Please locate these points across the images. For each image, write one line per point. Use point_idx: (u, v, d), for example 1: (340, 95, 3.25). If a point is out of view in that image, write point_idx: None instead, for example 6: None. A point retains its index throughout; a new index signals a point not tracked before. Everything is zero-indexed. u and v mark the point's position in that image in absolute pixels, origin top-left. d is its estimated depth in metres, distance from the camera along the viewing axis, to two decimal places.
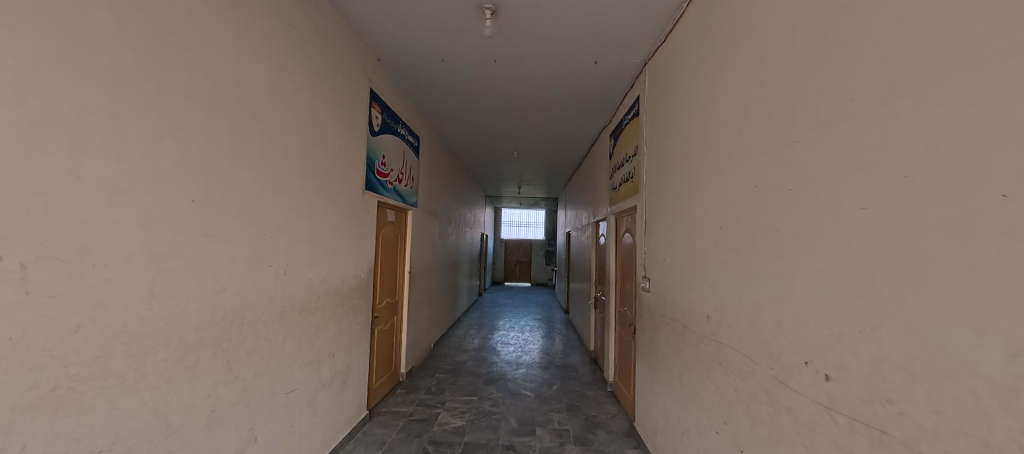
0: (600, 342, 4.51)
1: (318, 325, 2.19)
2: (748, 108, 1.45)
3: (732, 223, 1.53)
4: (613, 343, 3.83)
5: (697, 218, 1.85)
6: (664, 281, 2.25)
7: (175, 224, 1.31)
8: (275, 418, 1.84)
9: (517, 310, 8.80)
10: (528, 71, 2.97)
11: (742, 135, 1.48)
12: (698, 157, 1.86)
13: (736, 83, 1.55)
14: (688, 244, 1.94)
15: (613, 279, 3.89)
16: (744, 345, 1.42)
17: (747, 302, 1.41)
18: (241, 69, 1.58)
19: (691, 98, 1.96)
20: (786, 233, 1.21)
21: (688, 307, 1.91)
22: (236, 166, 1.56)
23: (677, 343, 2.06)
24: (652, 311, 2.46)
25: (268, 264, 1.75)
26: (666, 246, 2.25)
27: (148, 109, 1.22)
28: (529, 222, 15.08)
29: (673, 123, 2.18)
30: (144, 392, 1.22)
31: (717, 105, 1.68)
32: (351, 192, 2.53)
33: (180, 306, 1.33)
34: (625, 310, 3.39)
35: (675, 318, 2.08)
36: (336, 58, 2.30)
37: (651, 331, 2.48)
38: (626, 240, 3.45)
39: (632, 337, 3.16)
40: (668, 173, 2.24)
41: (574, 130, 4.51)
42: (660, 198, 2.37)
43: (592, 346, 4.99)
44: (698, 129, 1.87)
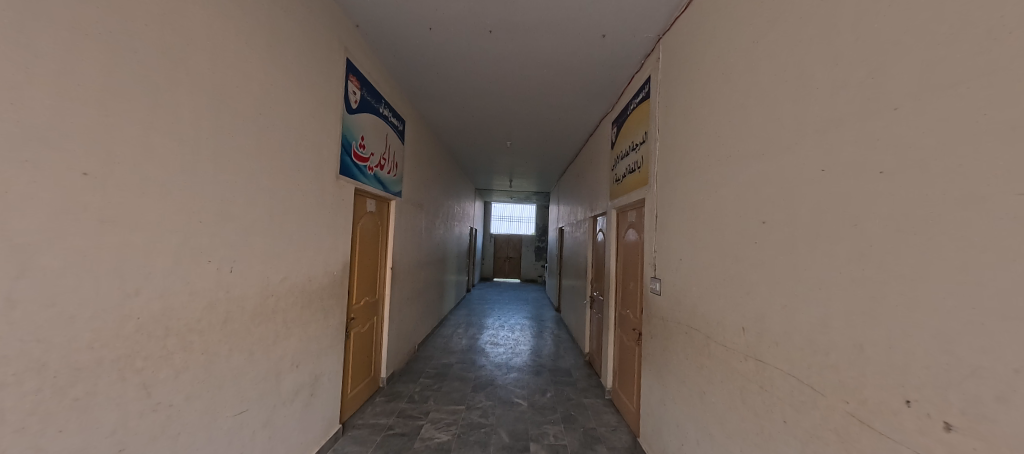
0: (596, 345, 4.26)
1: (277, 332, 1.84)
2: (810, 75, 1.18)
3: (783, 217, 1.26)
4: (612, 347, 3.57)
5: (728, 211, 1.58)
6: (680, 283, 1.99)
7: (57, 207, 0.95)
8: (216, 449, 1.49)
9: (507, 308, 8.52)
10: (528, 45, 2.65)
11: (800, 108, 1.21)
12: (731, 139, 1.59)
13: (789, 47, 1.28)
14: (715, 243, 1.67)
15: (612, 278, 3.63)
16: (798, 368, 1.16)
17: (805, 314, 1.14)
18: (171, 9, 1.23)
19: (723, 71, 1.68)
20: (871, 229, 0.94)
21: (713, 315, 1.65)
22: (161, 134, 1.21)
23: (696, 356, 1.79)
24: (663, 316, 2.19)
25: (207, 260, 1.40)
26: (683, 243, 1.98)
27: (8, 40, 0.86)
28: (519, 217, 14.79)
29: (696, 102, 1.90)
30: (2, 439, 0.87)
31: (761, 76, 1.41)
32: (321, 176, 2.18)
33: (69, 316, 0.98)
34: (628, 313, 3.13)
35: (694, 327, 1.81)
36: (303, 14, 1.94)
37: (661, 338, 2.22)
38: (629, 237, 3.18)
39: (635, 342, 2.90)
40: (688, 160, 1.97)
41: (573, 116, 4.21)
42: (676, 189, 2.10)
43: (587, 348, 4.75)
44: (732, 107, 1.59)
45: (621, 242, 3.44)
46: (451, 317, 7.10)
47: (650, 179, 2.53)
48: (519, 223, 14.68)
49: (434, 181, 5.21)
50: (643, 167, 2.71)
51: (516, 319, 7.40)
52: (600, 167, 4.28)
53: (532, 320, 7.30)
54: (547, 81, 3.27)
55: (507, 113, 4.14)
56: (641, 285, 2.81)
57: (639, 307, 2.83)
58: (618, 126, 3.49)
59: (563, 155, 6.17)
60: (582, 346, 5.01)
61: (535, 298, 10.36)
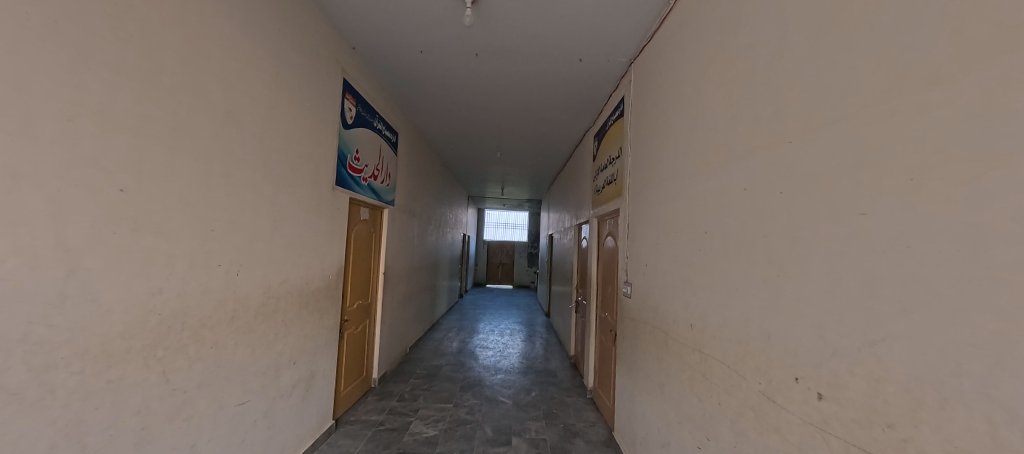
0: (581, 347, 4.45)
1: (277, 331, 2.01)
2: (738, 109, 1.39)
3: (719, 228, 1.47)
4: (593, 348, 3.77)
5: (681, 222, 1.79)
6: (646, 286, 2.20)
7: (99, 218, 1.13)
8: (223, 433, 1.66)
9: (499, 313, 8.70)
10: (513, 67, 2.88)
11: (731, 136, 1.43)
12: (684, 159, 1.80)
13: (724, 83, 1.50)
14: (672, 250, 1.88)
15: (594, 283, 3.84)
16: (730, 357, 1.37)
17: (734, 310, 1.35)
18: (189, 44, 1.41)
19: (678, 98, 1.90)
20: (777, 240, 1.15)
21: (670, 314, 1.86)
22: (181, 154, 1.39)
23: (658, 351, 2.00)
24: (633, 317, 2.40)
25: (217, 263, 1.58)
26: (648, 249, 2.19)
27: (63, 79, 1.03)
28: (512, 223, 14.99)
29: (659, 123, 2.13)
30: (51, 412, 1.04)
31: (705, 106, 1.63)
32: (319, 187, 2.37)
33: (103, 311, 1.15)
34: (607, 315, 3.34)
35: (656, 325, 2.02)
36: (303, 40, 2.14)
37: (631, 337, 2.42)
38: (608, 244, 3.40)
39: (612, 343, 3.10)
40: (652, 175, 2.18)
41: (559, 130, 4.44)
42: (644, 202, 2.31)
43: (573, 351, 4.95)
44: (684, 132, 1.82)
45: (602, 249, 3.66)
46: (443, 321, 7.25)
47: (624, 191, 2.75)
48: (512, 230, 14.90)
49: (427, 190, 5.40)
50: (618, 180, 2.94)
51: (507, 323, 7.57)
52: (584, 177, 4.51)
53: (523, 324, 7.48)
54: (532, 99, 3.50)
55: (497, 126, 4.36)
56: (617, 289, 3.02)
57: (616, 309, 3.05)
58: (599, 140, 3.73)
59: (552, 164, 6.40)
60: (568, 348, 5.20)
61: (527, 303, 10.54)
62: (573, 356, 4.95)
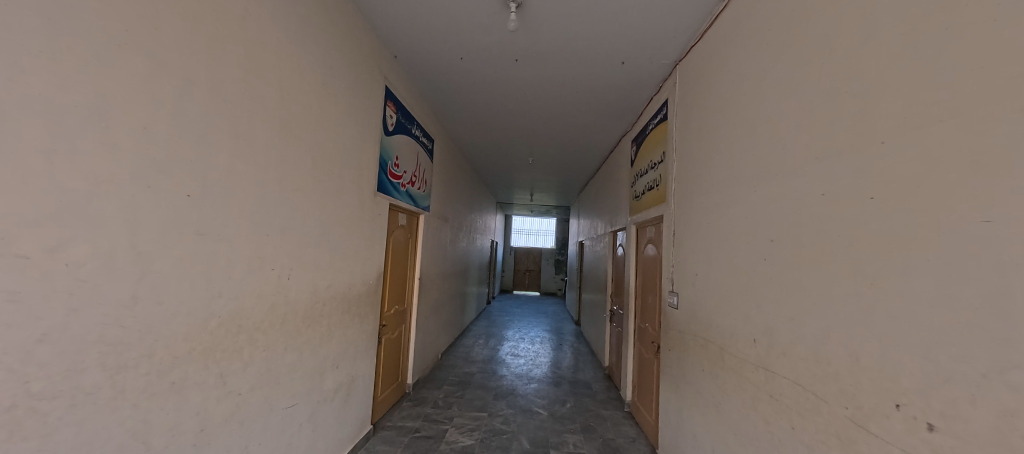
0: (616, 358, 4.30)
1: (322, 335, 2.04)
2: (814, 105, 1.27)
3: (789, 236, 1.35)
4: (631, 360, 3.62)
5: (742, 229, 1.67)
6: (696, 297, 2.07)
7: (169, 223, 1.16)
8: (272, 436, 1.69)
9: (527, 320, 8.59)
10: (551, 71, 2.84)
11: (804, 134, 1.31)
12: (744, 162, 1.69)
13: (793, 80, 1.39)
14: (730, 258, 1.75)
15: (631, 292, 3.70)
16: (806, 376, 1.24)
17: (810, 325, 1.23)
18: (250, 56, 1.46)
19: (737, 97, 1.79)
20: (866, 249, 1.03)
21: (727, 327, 1.73)
22: (241, 162, 1.44)
23: (712, 366, 1.86)
24: (680, 329, 2.27)
25: (271, 267, 1.62)
26: (700, 257, 2.06)
27: (143, 89, 1.06)
28: (539, 230, 14.90)
29: (713, 125, 2.01)
30: (122, 411, 1.06)
31: (770, 106, 1.52)
32: (362, 194, 2.41)
33: (170, 313, 1.18)
34: (647, 327, 3.19)
35: (710, 339, 1.88)
36: (351, 51, 2.20)
37: (678, 350, 2.28)
38: (647, 252, 3.28)
39: (654, 355, 2.95)
40: (704, 179, 2.06)
41: (595, 135, 4.34)
42: (693, 208, 2.19)
43: (607, 361, 4.79)
44: (745, 132, 1.70)
45: (641, 257, 3.53)
46: (472, 328, 7.24)
47: (667, 196, 2.64)
48: (539, 237, 14.80)
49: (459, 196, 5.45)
50: (661, 185, 2.82)
51: (535, 331, 7.46)
52: (620, 183, 4.38)
53: (552, 332, 7.35)
54: (568, 103, 3.44)
55: (531, 132, 4.32)
56: (659, 299, 2.89)
57: (658, 320, 2.91)
58: (638, 145, 3.60)
59: (584, 170, 6.28)
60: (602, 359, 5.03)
61: (555, 311, 10.38)
62: (607, 367, 4.79)
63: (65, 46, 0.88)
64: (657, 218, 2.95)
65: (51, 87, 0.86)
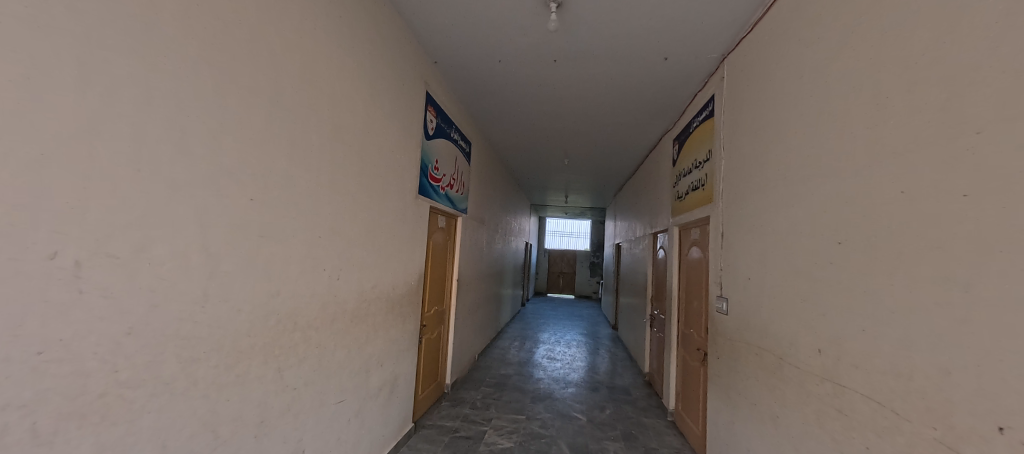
0: (658, 364, 4.10)
1: (367, 334, 2.10)
2: (890, 89, 1.12)
3: (860, 237, 1.21)
4: (674, 367, 3.43)
5: (802, 231, 1.53)
6: (750, 304, 1.91)
7: (234, 224, 1.22)
8: (323, 429, 1.76)
9: (562, 323, 8.47)
10: (589, 70, 2.77)
11: (877, 123, 1.16)
12: (806, 156, 1.53)
13: (863, 66, 1.25)
14: (789, 263, 1.61)
15: (673, 296, 3.51)
16: (883, 392, 1.11)
17: (887, 334, 1.10)
18: (305, 66, 1.53)
19: (797, 86, 1.63)
20: (955, 249, 0.90)
21: (788, 337, 1.58)
22: (296, 167, 1.50)
23: (769, 378, 1.72)
24: (731, 337, 2.12)
25: (322, 268, 1.69)
26: (754, 261, 1.91)
27: (214, 99, 1.12)
28: (573, 232, 14.69)
29: (769, 118, 1.85)
30: (194, 400, 1.10)
31: (834, 95, 1.37)
32: (404, 197, 2.47)
33: (235, 310, 1.23)
34: (691, 333, 3.01)
35: (769, 349, 1.74)
36: (395, 58, 2.26)
37: (729, 360, 2.13)
38: (692, 255, 3.10)
39: (701, 363, 2.77)
40: (759, 177, 1.91)
41: (634, 134, 4.19)
42: (745, 208, 2.04)
43: (647, 367, 4.59)
44: (806, 124, 1.54)
45: (684, 260, 3.34)
46: (506, 330, 7.24)
47: (715, 197, 2.48)
48: (573, 239, 14.59)
49: (494, 198, 5.47)
50: (707, 185, 2.66)
51: (570, 334, 7.33)
52: (661, 183, 4.19)
53: (587, 336, 7.18)
54: (606, 103, 3.34)
55: (567, 133, 4.25)
56: (706, 305, 2.71)
57: (704, 326, 2.73)
58: (681, 143, 3.43)
59: (621, 171, 6.09)
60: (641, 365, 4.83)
61: (590, 314, 10.16)
62: (647, 373, 4.59)
63: (151, 56, 0.93)
64: (703, 219, 2.78)
65: (139, 95, 0.90)
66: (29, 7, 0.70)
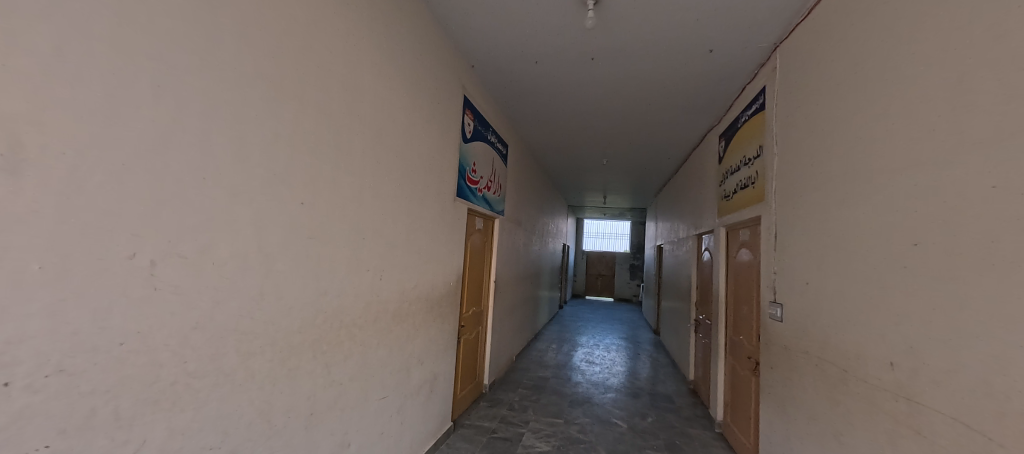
0: (704, 372, 3.85)
1: (409, 332, 2.16)
2: (984, 67, 0.96)
3: (943, 239, 1.06)
4: (722, 376, 3.19)
5: (870, 232, 1.36)
6: (809, 311, 1.74)
7: (286, 227, 1.29)
8: (367, 423, 1.82)
9: (600, 327, 8.24)
10: (627, 67, 2.67)
11: (965, 110, 1.00)
12: (873, 149, 1.36)
13: (944, 46, 1.09)
14: (854, 267, 1.44)
15: (720, 301, 3.28)
16: (969, 412, 0.97)
17: (979, 350, 0.94)
18: (349, 76, 1.60)
19: (862, 71, 1.45)
20: None
21: (856, 348, 1.41)
22: (341, 172, 1.57)
23: (833, 393, 1.55)
24: (787, 347, 1.94)
25: (366, 268, 1.75)
26: (812, 264, 1.73)
27: (267, 110, 1.19)
28: (613, 233, 14.28)
29: (829, 108, 1.66)
30: (251, 391, 1.17)
31: (909, 79, 1.21)
32: (443, 199, 2.52)
33: (287, 307, 1.31)
34: (741, 341, 2.79)
35: (832, 360, 1.56)
36: (433, 63, 2.31)
37: (785, 371, 1.94)
38: (740, 257, 2.88)
39: (751, 372, 2.56)
40: (817, 173, 1.73)
41: (676, 131, 3.98)
42: (801, 207, 1.86)
43: (692, 375, 4.33)
44: (873, 112, 1.37)
45: (732, 262, 3.11)
46: (544, 332, 7.18)
47: (767, 195, 2.28)
48: (612, 240, 14.18)
49: (531, 200, 5.45)
50: (757, 183, 2.45)
51: (610, 338, 7.10)
52: (705, 182, 3.94)
53: (627, 340, 6.93)
54: (646, 100, 3.20)
55: (605, 132, 4.13)
56: (757, 311, 2.50)
57: (755, 333, 2.52)
58: (728, 139, 3.20)
59: (662, 170, 5.82)
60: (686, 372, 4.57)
61: (630, 318, 9.81)
62: (692, 381, 4.33)
63: (213, 72, 1.00)
64: (754, 220, 2.57)
65: (202, 108, 0.97)
66: (113, 31, 0.77)
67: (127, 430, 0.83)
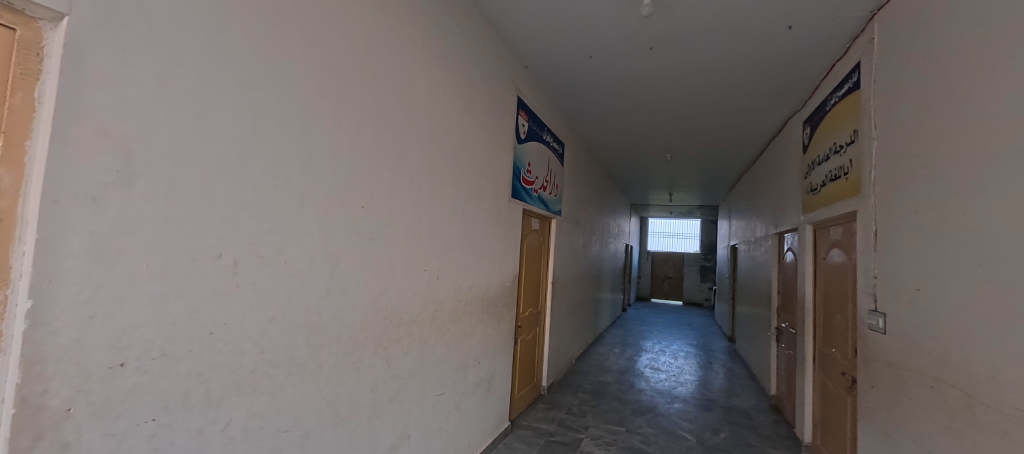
0: (787, 387, 3.38)
1: (465, 331, 2.21)
2: None
3: None
4: (810, 393, 2.77)
5: (1001, 228, 1.08)
6: (925, 326, 1.42)
7: (350, 230, 1.39)
8: (426, 417, 1.89)
9: (667, 332, 7.69)
10: (694, 54, 2.44)
11: None
12: (1005, 125, 1.08)
13: None
14: (981, 272, 1.15)
15: (806, 307, 2.85)
16: None
17: None
18: (405, 85, 1.67)
19: (992, 27, 1.15)
20: None
21: (982, 372, 1.14)
22: (399, 177, 1.65)
23: (951, 427, 1.26)
24: (890, 367, 1.62)
25: (423, 268, 1.82)
26: (925, 270, 1.42)
27: (331, 122, 1.29)
28: (681, 233, 13.27)
29: (946, 77, 1.35)
30: (320, 380, 1.27)
31: None
32: (498, 200, 2.53)
33: (351, 304, 1.40)
34: (833, 355, 2.37)
35: (953, 382, 1.26)
36: (486, 67, 2.33)
37: (888, 396, 1.63)
38: (831, 258, 2.46)
39: (846, 391, 2.17)
40: (928, 159, 1.42)
41: (752, 119, 3.55)
42: (907, 200, 1.54)
43: (773, 390, 3.83)
44: (1007, 80, 1.08)
45: (821, 263, 2.67)
46: (606, 335, 6.91)
47: (863, 188, 1.92)
48: (681, 240, 13.18)
49: (590, 199, 5.28)
50: (851, 174, 2.07)
51: (678, 344, 6.60)
52: (787, 174, 3.46)
53: (698, 347, 6.37)
54: (715, 88, 2.90)
55: (667, 126, 3.84)
56: (853, 321, 2.11)
57: (851, 346, 2.12)
58: (814, 125, 2.77)
59: (737, 163, 5.25)
60: (765, 386, 4.06)
61: (702, 323, 9.03)
62: (773, 396, 3.84)
63: (284, 91, 1.11)
64: (847, 216, 2.17)
65: (275, 123, 1.08)
66: (203, 61, 0.88)
67: (217, 409, 0.94)
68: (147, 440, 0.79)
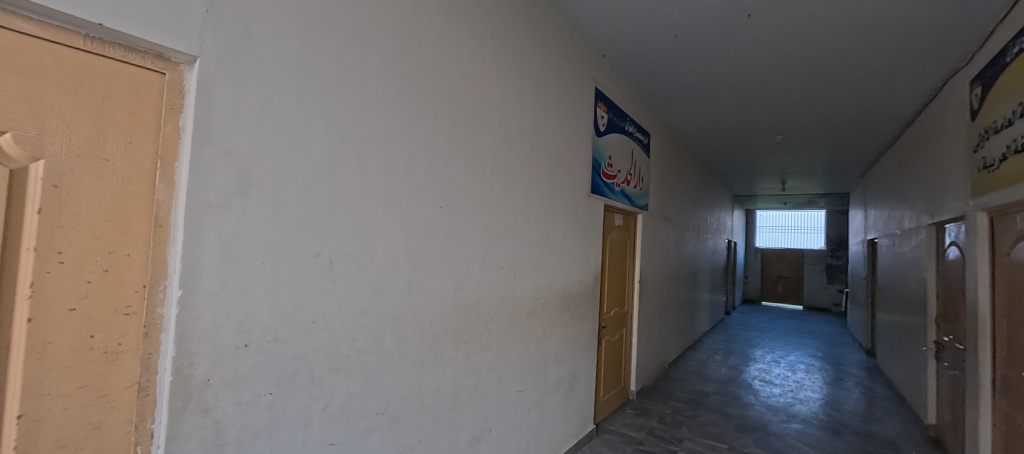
0: (954, 417, 2.62)
1: (545, 330, 2.18)
2: None
3: None
4: (984, 428, 2.11)
5: None
6: None
7: (429, 229, 1.46)
8: (507, 412, 1.91)
9: (783, 339, 6.60)
10: (810, 12, 2.01)
11: None
12: None
13: None
14: None
15: (977, 317, 2.17)
16: None
17: None
18: (478, 89, 1.70)
19: None
20: None
21: None
22: (474, 177, 1.68)
23: None
24: None
25: (500, 266, 1.84)
26: None
27: (409, 129, 1.36)
28: (799, 226, 11.27)
29: None
30: (406, 370, 1.37)
31: None
32: (576, 196, 2.44)
33: (432, 299, 1.48)
34: (1021, 381, 1.76)
35: None
36: (560, 60, 2.26)
37: None
38: (1018, 254, 1.83)
39: None
40: None
41: (900, 81, 2.80)
42: None
43: (934, 420, 3.00)
44: None
45: (1003, 260, 2.00)
46: (706, 341, 6.20)
47: None
48: (799, 235, 11.20)
49: (682, 193, 4.79)
50: None
51: (797, 354, 5.61)
52: (949, 147, 2.67)
53: (825, 359, 5.32)
54: (841, 50, 2.36)
55: (775, 102, 3.27)
56: None
57: None
58: (991, 80, 2.09)
59: (877, 139, 4.22)
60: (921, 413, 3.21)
61: (830, 331, 7.54)
62: (933, 427, 3.01)
63: (367, 104, 1.20)
64: None
65: (359, 134, 1.18)
66: (299, 84, 1.00)
67: (319, 388, 1.07)
68: (265, 410, 0.94)
